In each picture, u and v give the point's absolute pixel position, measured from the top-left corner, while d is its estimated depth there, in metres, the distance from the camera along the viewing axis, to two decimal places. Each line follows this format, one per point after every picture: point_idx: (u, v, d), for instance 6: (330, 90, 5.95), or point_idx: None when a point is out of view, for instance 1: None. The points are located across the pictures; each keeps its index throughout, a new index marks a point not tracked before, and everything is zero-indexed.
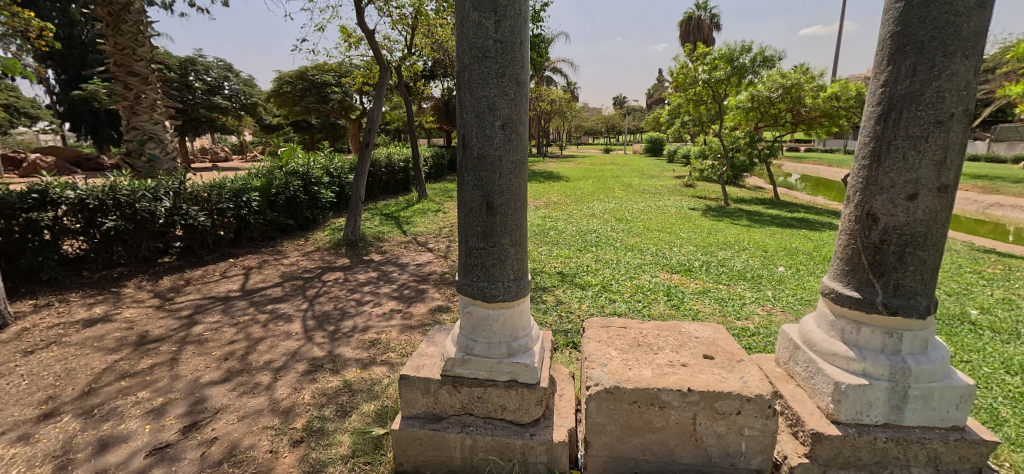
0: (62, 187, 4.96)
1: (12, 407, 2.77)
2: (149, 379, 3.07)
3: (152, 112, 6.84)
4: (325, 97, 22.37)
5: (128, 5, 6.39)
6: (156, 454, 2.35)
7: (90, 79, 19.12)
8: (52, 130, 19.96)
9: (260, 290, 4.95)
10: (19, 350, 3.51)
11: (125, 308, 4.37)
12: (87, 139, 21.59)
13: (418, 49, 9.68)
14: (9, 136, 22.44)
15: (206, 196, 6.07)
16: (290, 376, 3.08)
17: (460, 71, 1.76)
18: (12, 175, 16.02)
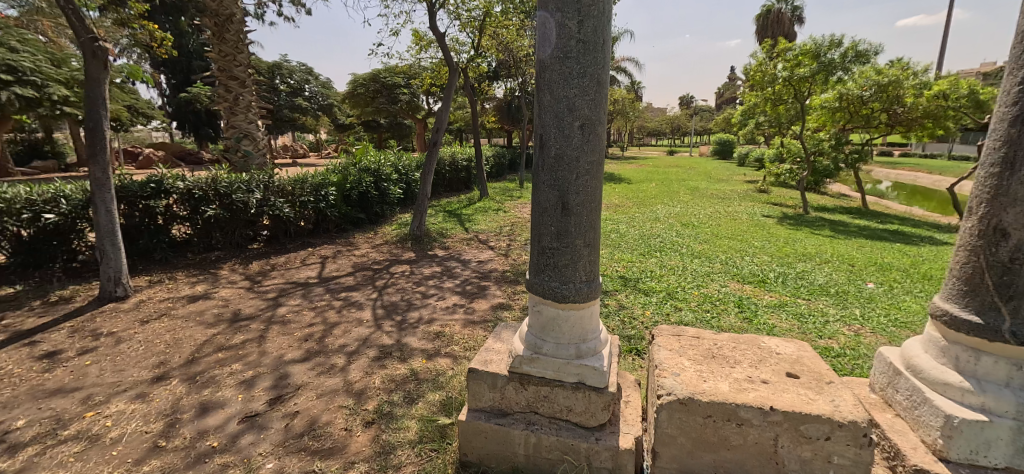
0: (174, 178, 5.61)
1: (133, 368, 3.17)
2: (241, 353, 3.39)
3: (247, 112, 7.53)
4: (395, 98, 23.39)
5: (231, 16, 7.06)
6: (246, 421, 2.59)
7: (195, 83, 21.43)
8: (162, 128, 22.60)
9: (335, 278, 5.29)
10: (137, 319, 4.02)
11: (221, 287, 4.86)
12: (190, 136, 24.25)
13: (485, 50, 9.87)
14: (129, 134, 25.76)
15: (290, 189, 6.61)
16: (362, 361, 3.26)
17: (539, 71, 1.78)
18: (129, 167, 18.28)
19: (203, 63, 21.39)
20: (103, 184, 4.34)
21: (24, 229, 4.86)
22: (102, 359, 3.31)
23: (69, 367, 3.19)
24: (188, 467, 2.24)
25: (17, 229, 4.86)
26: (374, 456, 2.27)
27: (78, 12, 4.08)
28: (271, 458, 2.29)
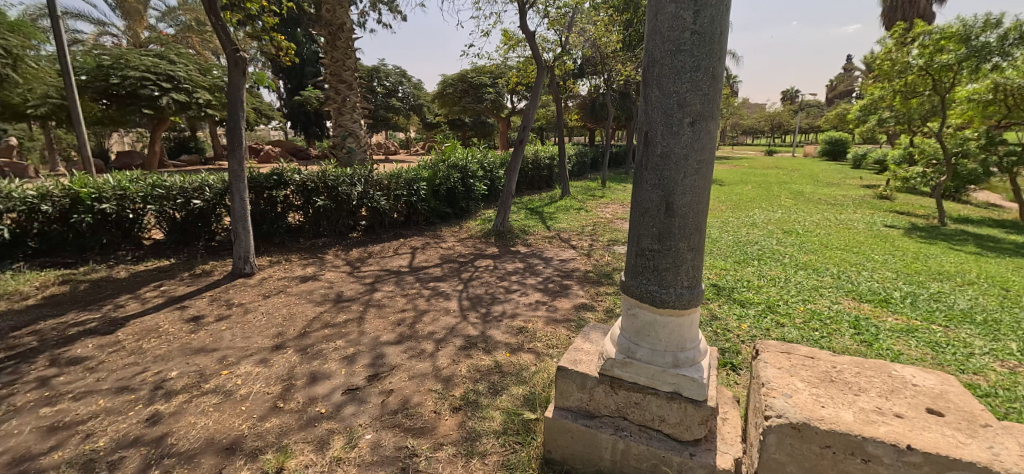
0: (292, 171, 6.30)
1: (257, 336, 3.62)
2: (343, 331, 3.71)
3: (352, 112, 8.22)
4: (481, 98, 23.80)
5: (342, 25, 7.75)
6: (348, 393, 2.82)
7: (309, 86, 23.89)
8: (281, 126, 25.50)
9: (424, 268, 5.59)
10: (260, 293, 4.57)
11: (327, 271, 5.35)
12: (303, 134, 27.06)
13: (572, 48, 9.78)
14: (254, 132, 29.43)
15: (387, 184, 7.09)
16: (449, 348, 3.41)
17: (646, 67, 1.73)
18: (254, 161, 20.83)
19: (314, 69, 24.10)
20: (238, 175, 4.98)
21: (177, 211, 5.75)
22: (234, 326, 3.81)
23: (209, 330, 3.72)
24: (300, 429, 2.50)
25: (172, 212, 5.76)
26: (461, 441, 2.36)
27: (225, 28, 4.71)
28: (369, 430, 2.47)
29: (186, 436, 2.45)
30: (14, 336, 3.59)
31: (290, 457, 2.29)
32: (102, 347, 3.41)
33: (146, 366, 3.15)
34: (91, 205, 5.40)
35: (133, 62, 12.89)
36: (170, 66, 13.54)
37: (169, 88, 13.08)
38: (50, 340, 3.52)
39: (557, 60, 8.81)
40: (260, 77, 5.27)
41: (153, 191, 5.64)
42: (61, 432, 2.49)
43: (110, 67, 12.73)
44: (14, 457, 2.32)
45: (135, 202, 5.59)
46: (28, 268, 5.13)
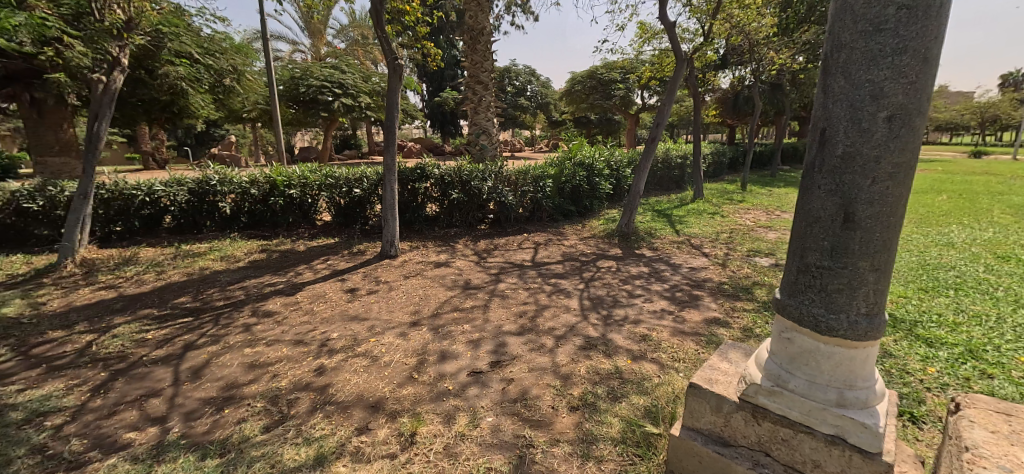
0: (433, 166, 6.88)
1: (398, 312, 4.03)
2: (470, 316, 3.94)
3: (487, 111, 8.67)
4: (610, 94, 23.17)
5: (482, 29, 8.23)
6: (472, 375, 2.99)
7: (449, 88, 25.91)
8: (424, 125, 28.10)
9: (546, 264, 5.66)
10: (401, 274, 5.09)
11: (457, 259, 5.73)
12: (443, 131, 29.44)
13: (716, 36, 8.98)
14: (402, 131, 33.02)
15: (515, 179, 7.32)
16: (569, 346, 3.40)
17: (826, 56, 1.52)
18: None
19: (453, 72, 26.40)
20: (390, 169, 5.59)
21: (342, 198, 6.68)
22: (380, 300, 4.30)
23: (361, 302, 4.25)
24: (431, 400, 2.72)
25: (338, 199, 6.71)
26: (577, 441, 2.34)
27: (387, 39, 5.29)
28: (491, 413, 2.59)
29: (342, 390, 2.83)
30: (228, 290, 4.53)
31: (422, 424, 2.50)
32: (284, 306, 4.13)
33: (315, 326, 3.72)
34: (283, 191, 6.56)
35: (314, 73, 15.34)
36: (341, 75, 15.83)
37: (339, 94, 15.33)
38: (251, 296, 4.36)
39: (697, 51, 8.20)
40: (410, 81, 5.83)
41: (325, 181, 6.63)
42: (255, 370, 3.07)
43: (299, 78, 15.35)
44: (225, 383, 2.92)
45: (313, 189, 6.64)
46: (239, 237, 6.44)
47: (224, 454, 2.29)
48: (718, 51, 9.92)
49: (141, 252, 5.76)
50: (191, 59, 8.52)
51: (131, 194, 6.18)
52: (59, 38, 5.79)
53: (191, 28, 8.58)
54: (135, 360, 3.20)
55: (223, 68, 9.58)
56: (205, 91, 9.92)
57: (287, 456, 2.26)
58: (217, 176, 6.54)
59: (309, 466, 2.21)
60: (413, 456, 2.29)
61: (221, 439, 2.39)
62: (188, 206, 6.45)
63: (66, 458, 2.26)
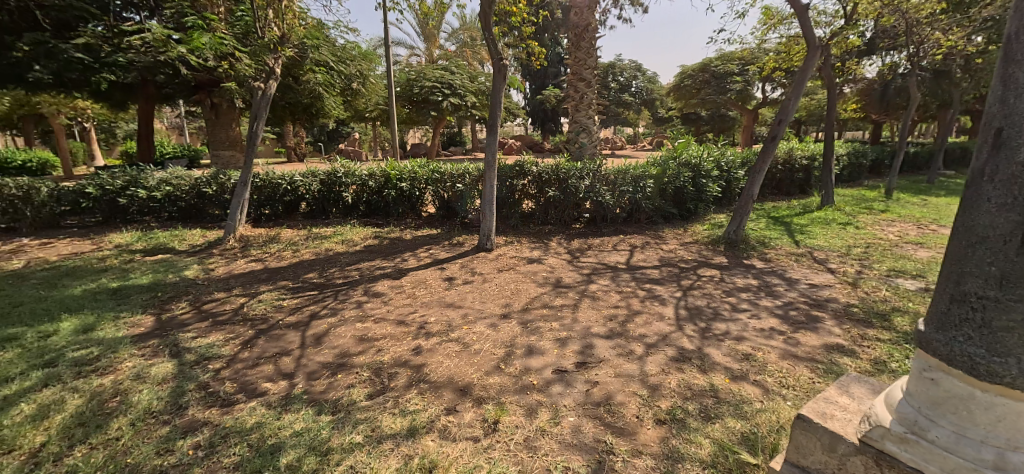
0: (532, 163, 7.06)
1: (490, 303, 4.23)
2: (560, 314, 4.01)
3: (588, 109, 8.59)
4: (724, 88, 21.27)
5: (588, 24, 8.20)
6: (557, 373, 3.05)
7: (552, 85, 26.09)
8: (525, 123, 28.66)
9: (642, 268, 5.50)
10: (496, 267, 5.31)
11: (550, 256, 5.82)
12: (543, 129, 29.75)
13: (861, 17, 7.91)
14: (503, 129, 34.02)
15: (612, 179, 7.20)
16: (660, 356, 3.30)
17: (1011, 39, 1.32)
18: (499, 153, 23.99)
19: (556, 69, 26.55)
20: (490, 165, 5.83)
21: (446, 192, 7.12)
22: (474, 291, 4.55)
23: (457, 291, 4.54)
24: (515, 392, 2.84)
25: (443, 192, 7.17)
26: (661, 456, 2.30)
27: (494, 40, 5.53)
28: (572, 413, 2.63)
29: (435, 370, 3.08)
30: (346, 270, 5.12)
31: (505, 414, 2.63)
32: (391, 288, 4.56)
33: (416, 309, 4.06)
34: (396, 184, 7.20)
35: (427, 75, 16.48)
36: (451, 76, 16.74)
37: (448, 94, 16.23)
38: (364, 277, 4.88)
39: (836, 35, 7.32)
40: (514, 80, 5.99)
41: (432, 175, 7.12)
42: (365, 343, 3.45)
43: (414, 80, 16.55)
44: (340, 351, 3.33)
45: (421, 183, 7.17)
46: (357, 224, 7.20)
47: (335, 413, 2.62)
48: (861, 36, 8.72)
49: (281, 232, 6.72)
50: (328, 66, 9.70)
51: (278, 183, 7.24)
52: (232, 53, 7.00)
53: (328, 40, 9.85)
54: (275, 322, 3.80)
55: (352, 73, 10.76)
56: (337, 94, 11.21)
57: (385, 423, 2.53)
58: (343, 169, 7.40)
59: (403, 435, 2.45)
60: (495, 442, 2.42)
61: (333, 400, 2.74)
62: (319, 194, 7.38)
63: (219, 396, 2.76)
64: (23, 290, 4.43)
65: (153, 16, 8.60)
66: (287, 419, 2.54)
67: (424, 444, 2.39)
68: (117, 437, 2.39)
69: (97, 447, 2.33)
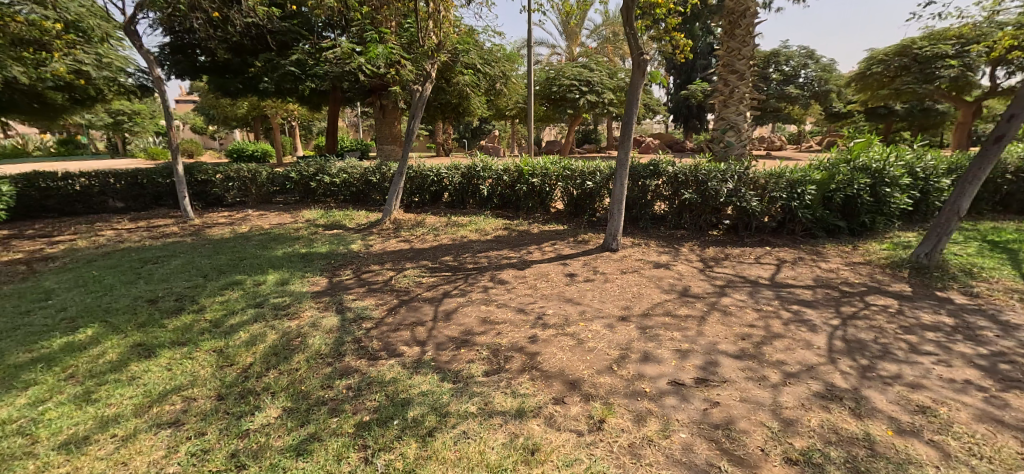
0: (667, 163, 6.81)
1: (609, 304, 4.28)
2: (684, 325, 3.88)
3: (739, 104, 7.83)
4: (931, 74, 17.15)
5: (746, 10, 7.55)
6: (673, 385, 3.01)
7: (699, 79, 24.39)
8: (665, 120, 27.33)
9: (789, 286, 4.95)
10: (620, 268, 5.30)
11: (680, 263, 5.58)
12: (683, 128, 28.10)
13: None
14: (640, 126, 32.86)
15: (762, 182, 6.50)
16: (801, 388, 3.01)
17: None
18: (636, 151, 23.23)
19: (706, 61, 24.69)
20: (623, 164, 5.79)
21: (575, 189, 7.25)
22: (595, 289, 4.64)
23: (578, 287, 4.67)
24: (625, 396, 2.89)
25: (572, 189, 7.31)
26: None
27: (635, 35, 5.46)
28: (685, 430, 2.60)
29: (548, 360, 3.27)
30: (477, 256, 5.63)
31: (612, 415, 2.71)
32: (515, 277, 4.90)
33: (535, 300, 4.32)
34: (528, 179, 7.57)
35: (566, 72, 16.78)
36: (590, 73, 16.75)
37: (586, 92, 16.27)
38: (492, 264, 5.32)
39: None
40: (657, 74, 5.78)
41: (563, 172, 7.30)
42: (487, 324, 3.80)
43: (553, 78, 17.00)
44: (465, 328, 3.74)
45: (552, 179, 7.41)
46: (490, 215, 7.77)
47: (455, 382, 2.98)
48: None
49: (426, 218, 7.59)
50: (475, 69, 10.59)
51: (427, 173, 8.19)
52: (399, 60, 8.11)
53: (477, 45, 10.79)
54: (416, 295, 4.39)
55: (496, 74, 11.57)
56: (482, 93, 12.13)
57: (497, 400, 2.81)
58: (481, 164, 8.04)
59: (512, 415, 2.69)
60: (599, 440, 2.53)
61: (455, 370, 3.11)
62: (460, 186, 8.14)
63: (368, 350, 3.34)
64: (246, 248, 5.82)
65: (343, 33, 10.30)
66: (417, 379, 2.98)
67: (530, 427, 2.60)
68: (297, 368, 3.07)
69: (284, 373, 3.02)
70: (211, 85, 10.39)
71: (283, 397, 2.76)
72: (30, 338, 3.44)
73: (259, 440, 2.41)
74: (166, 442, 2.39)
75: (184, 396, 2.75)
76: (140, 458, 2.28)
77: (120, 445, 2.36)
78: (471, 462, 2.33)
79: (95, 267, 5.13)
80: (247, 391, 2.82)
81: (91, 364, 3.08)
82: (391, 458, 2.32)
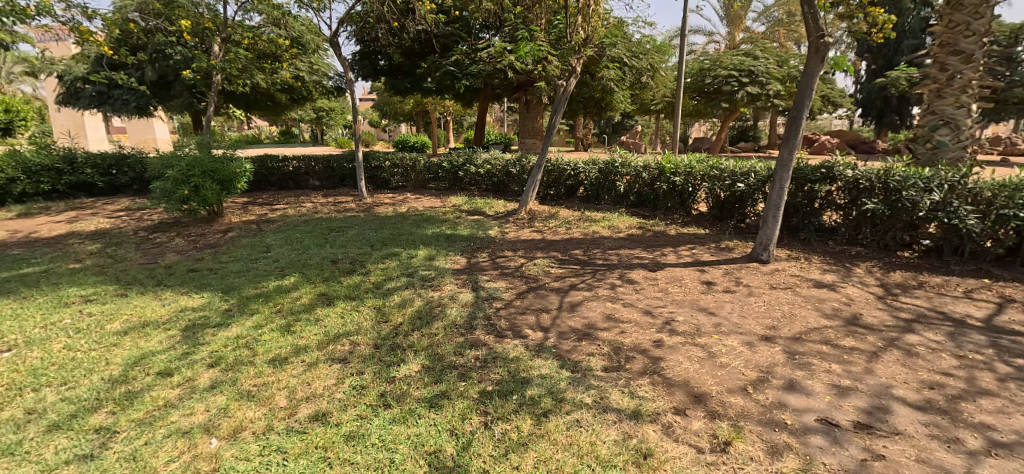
0: (846, 166, 5.83)
1: (752, 321, 3.83)
2: (846, 359, 3.24)
3: (960, 95, 6.30)
4: None
5: None
6: (822, 423, 2.60)
7: (901, 65, 20.36)
8: (849, 116, 23.31)
9: (1014, 333, 3.70)
10: (769, 282, 4.70)
11: (850, 285, 4.65)
12: (873, 125, 23.70)
13: None
14: (814, 122, 28.53)
15: (988, 196, 5.00)
16: (1013, 464, 2.31)
17: None
18: (805, 151, 20.23)
19: (916, 41, 20.13)
20: (784, 165, 5.18)
21: (723, 191, 6.71)
22: (735, 302, 4.23)
23: (716, 297, 4.34)
24: (759, 423, 2.60)
25: (720, 191, 6.78)
26: None
27: (815, 15, 4.76)
28: None
29: (672, 368, 3.13)
30: (607, 253, 5.61)
31: (740, 439, 2.48)
32: (645, 278, 4.79)
33: (666, 304, 4.17)
34: (669, 177, 7.25)
35: (724, 63, 15.39)
36: (754, 62, 15.03)
37: (746, 83, 14.67)
38: (622, 262, 5.27)
39: None
40: (841, 62, 4.92)
41: (710, 172, 6.80)
42: (611, 321, 3.82)
43: (708, 69, 15.83)
44: (588, 322, 3.82)
45: (696, 178, 6.96)
46: (624, 213, 7.64)
47: (573, 371, 3.08)
48: None
49: (560, 211, 7.78)
50: (622, 62, 10.48)
51: (565, 168, 8.40)
52: (547, 57, 8.39)
53: (625, 37, 10.61)
54: (544, 286, 4.56)
55: (643, 67, 11.30)
56: (627, 88, 11.91)
57: (614, 396, 2.81)
58: (620, 160, 7.95)
59: (628, 414, 2.66)
60: (721, 462, 2.35)
61: (575, 360, 3.22)
62: (596, 181, 8.16)
63: (496, 328, 3.64)
64: (404, 225, 6.72)
65: (497, 33, 10.99)
66: (537, 362, 3.17)
67: (645, 431, 2.54)
68: (436, 333, 3.51)
69: (426, 335, 3.48)
70: (386, 85, 12.19)
71: (423, 356, 3.19)
72: (256, 279, 4.54)
73: (403, 387, 2.84)
74: (336, 373, 2.97)
75: (351, 340, 3.37)
76: (318, 382, 2.87)
77: (307, 369, 3.00)
78: (581, 451, 2.39)
79: (298, 230, 6.48)
80: (396, 345, 3.33)
81: (292, 304, 3.95)
82: (508, 428, 2.53)
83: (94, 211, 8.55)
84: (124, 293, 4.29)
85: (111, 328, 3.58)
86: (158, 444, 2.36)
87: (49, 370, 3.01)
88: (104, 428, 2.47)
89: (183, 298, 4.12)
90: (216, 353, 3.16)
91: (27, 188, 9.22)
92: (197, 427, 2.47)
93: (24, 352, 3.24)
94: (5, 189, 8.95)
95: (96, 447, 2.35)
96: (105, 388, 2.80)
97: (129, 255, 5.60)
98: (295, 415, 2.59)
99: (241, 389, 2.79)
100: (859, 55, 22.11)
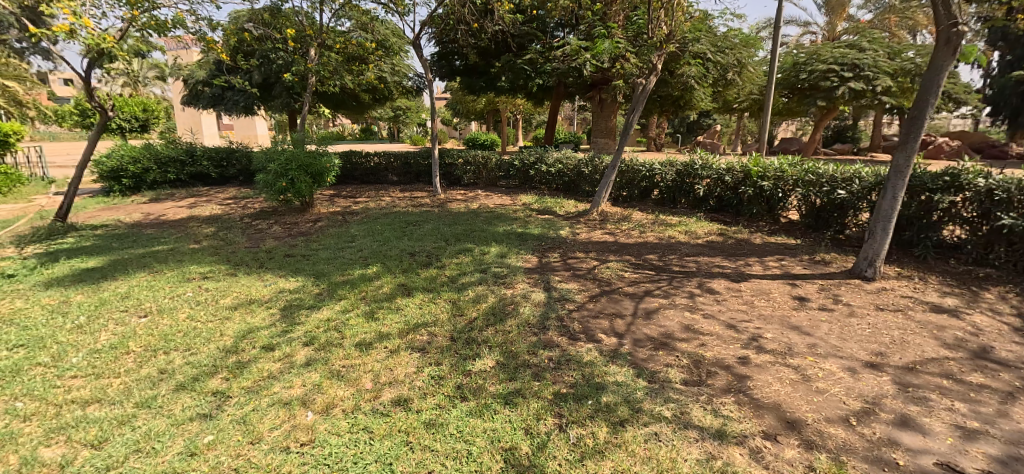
0: (977, 174, 5.10)
1: (854, 345, 3.47)
2: (973, 397, 2.85)
3: None
4: None
5: None
6: (942, 468, 2.30)
7: None
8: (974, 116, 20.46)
9: None
10: (874, 303, 4.24)
11: (977, 312, 4.07)
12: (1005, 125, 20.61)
13: None
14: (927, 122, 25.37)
15: None
16: None
17: None
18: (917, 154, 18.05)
19: None
20: (899, 172, 4.61)
21: (819, 198, 6.14)
22: (833, 322, 3.86)
23: (810, 315, 3.99)
24: (865, 459, 2.36)
25: (815, 198, 6.22)
26: None
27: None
28: None
29: (761, 389, 2.93)
30: (684, 260, 5.37)
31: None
32: (727, 289, 4.52)
33: (752, 319, 3.90)
34: (756, 182, 6.77)
35: (823, 56, 14.09)
36: (859, 54, 13.58)
37: (848, 78, 13.32)
38: (701, 271, 5.01)
39: None
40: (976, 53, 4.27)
41: (805, 176, 6.25)
42: (690, 332, 3.65)
43: (803, 64, 14.56)
44: (666, 331, 3.67)
45: (788, 183, 6.44)
46: (703, 218, 7.26)
47: (650, 382, 2.98)
48: None
49: (633, 214, 7.56)
50: (705, 58, 9.95)
51: (640, 168, 8.14)
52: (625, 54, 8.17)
53: (709, 31, 10.07)
54: (617, 290, 4.45)
55: (729, 62, 10.69)
56: (710, 85, 11.33)
57: (695, 413, 2.68)
58: (701, 162, 7.56)
59: (711, 433, 2.53)
60: None
61: (652, 370, 3.11)
62: (673, 183, 7.83)
63: (570, 330, 3.62)
64: (476, 222, 6.89)
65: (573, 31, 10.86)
66: (612, 369, 3.10)
67: (731, 453, 2.40)
68: (510, 330, 3.57)
69: (499, 331, 3.55)
70: (462, 84, 12.58)
71: (497, 352, 3.26)
72: (343, 266, 4.88)
73: (479, 381, 2.92)
74: (416, 362, 3.12)
75: (429, 331, 3.52)
76: (400, 368, 3.03)
77: (389, 355, 3.18)
78: (660, 465, 2.31)
79: (378, 223, 6.88)
80: (471, 339, 3.43)
81: (375, 292, 4.20)
82: (583, 434, 2.51)
83: (208, 198, 9.67)
84: (233, 273, 4.80)
85: (224, 302, 4.03)
86: (263, 411, 2.62)
87: (176, 336, 3.45)
88: (220, 392, 2.79)
89: (281, 280, 4.54)
90: (310, 333, 3.45)
91: (157, 176, 10.64)
92: (296, 400, 2.71)
93: (156, 319, 3.74)
94: (141, 177, 10.47)
95: (214, 408, 2.66)
96: (220, 356, 3.16)
97: (237, 239, 6.25)
98: (380, 398, 2.75)
99: (332, 369, 3.01)
100: (989, 45, 19.35)
